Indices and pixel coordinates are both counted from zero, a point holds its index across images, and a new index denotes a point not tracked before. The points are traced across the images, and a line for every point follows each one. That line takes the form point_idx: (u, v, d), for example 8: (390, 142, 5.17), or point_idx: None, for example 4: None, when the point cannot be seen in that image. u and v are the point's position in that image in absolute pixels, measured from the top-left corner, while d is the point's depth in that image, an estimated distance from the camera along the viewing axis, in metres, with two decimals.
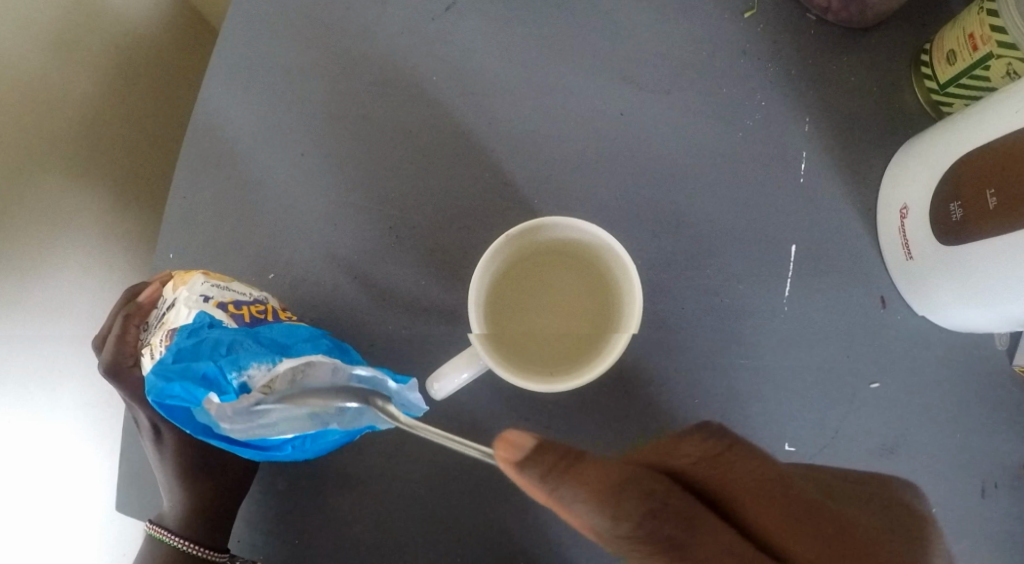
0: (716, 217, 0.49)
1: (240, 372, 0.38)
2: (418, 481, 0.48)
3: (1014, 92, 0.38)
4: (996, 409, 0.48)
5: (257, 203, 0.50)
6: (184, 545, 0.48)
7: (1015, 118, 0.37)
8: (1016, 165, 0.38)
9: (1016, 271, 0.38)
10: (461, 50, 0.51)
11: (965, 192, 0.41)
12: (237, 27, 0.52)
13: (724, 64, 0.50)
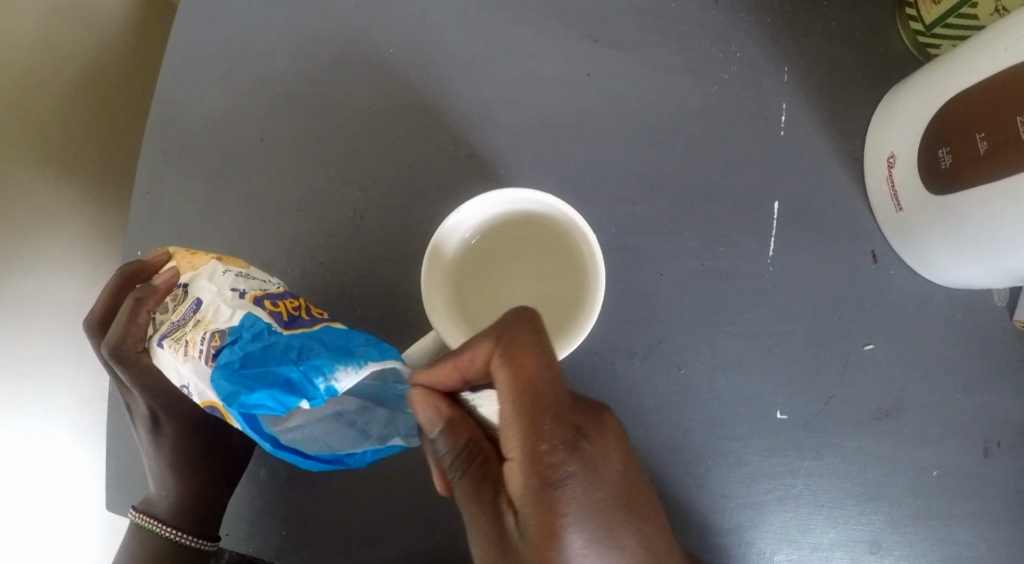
0: (695, 178, 0.46)
1: (326, 376, 0.35)
2: (398, 467, 0.47)
3: (1004, 28, 0.36)
4: (996, 365, 0.47)
5: (219, 190, 0.49)
6: (175, 537, 0.47)
7: (1005, 53, 0.35)
8: (1006, 104, 0.36)
9: (1012, 215, 0.37)
10: (423, 19, 0.49)
11: (953, 136, 0.39)
12: (192, 7, 0.50)
13: (695, 16, 0.48)
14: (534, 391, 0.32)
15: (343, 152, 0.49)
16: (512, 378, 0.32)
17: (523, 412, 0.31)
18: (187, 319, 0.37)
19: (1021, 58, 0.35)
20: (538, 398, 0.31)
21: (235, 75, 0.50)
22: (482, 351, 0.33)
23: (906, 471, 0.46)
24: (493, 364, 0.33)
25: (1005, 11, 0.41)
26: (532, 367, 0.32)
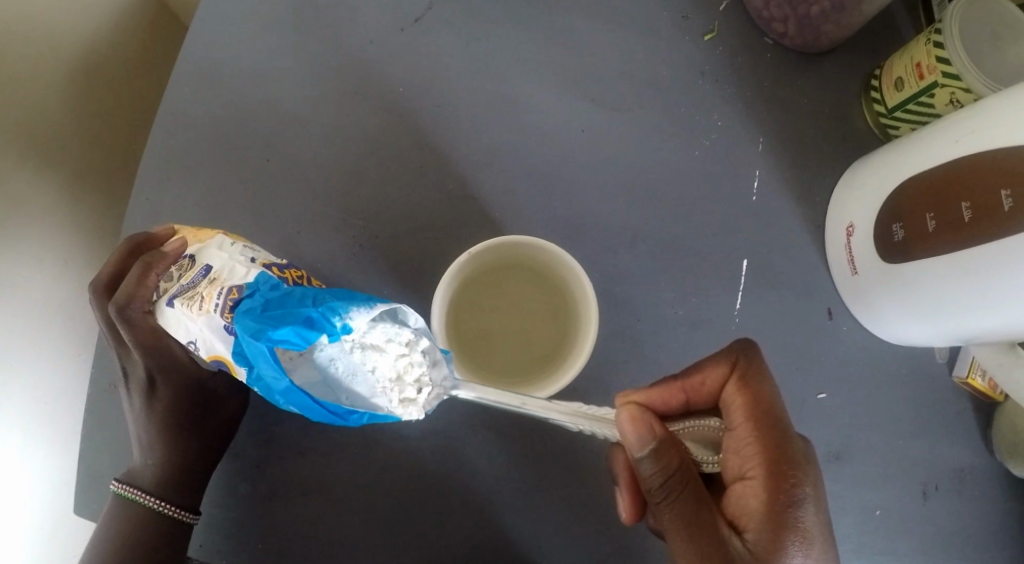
0: (675, 231, 0.51)
1: (343, 316, 0.37)
2: (384, 485, 0.50)
3: (951, 124, 0.41)
4: (933, 416, 0.52)
5: (222, 208, 0.51)
6: (157, 504, 0.48)
7: (953, 147, 0.40)
8: (950, 190, 0.41)
9: (955, 288, 0.41)
10: (434, 67, 0.53)
11: (906, 214, 0.44)
12: (211, 35, 0.53)
13: (682, 81, 0.52)
14: (767, 412, 0.40)
15: (347, 183, 0.51)
16: (751, 399, 0.40)
17: (762, 426, 0.39)
18: (205, 278, 0.41)
19: (967, 152, 0.39)
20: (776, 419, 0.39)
21: (251, 105, 0.53)
22: (719, 375, 0.41)
23: (851, 509, 0.50)
24: (731, 388, 0.41)
25: (959, 104, 0.45)
26: (767, 399, 0.40)
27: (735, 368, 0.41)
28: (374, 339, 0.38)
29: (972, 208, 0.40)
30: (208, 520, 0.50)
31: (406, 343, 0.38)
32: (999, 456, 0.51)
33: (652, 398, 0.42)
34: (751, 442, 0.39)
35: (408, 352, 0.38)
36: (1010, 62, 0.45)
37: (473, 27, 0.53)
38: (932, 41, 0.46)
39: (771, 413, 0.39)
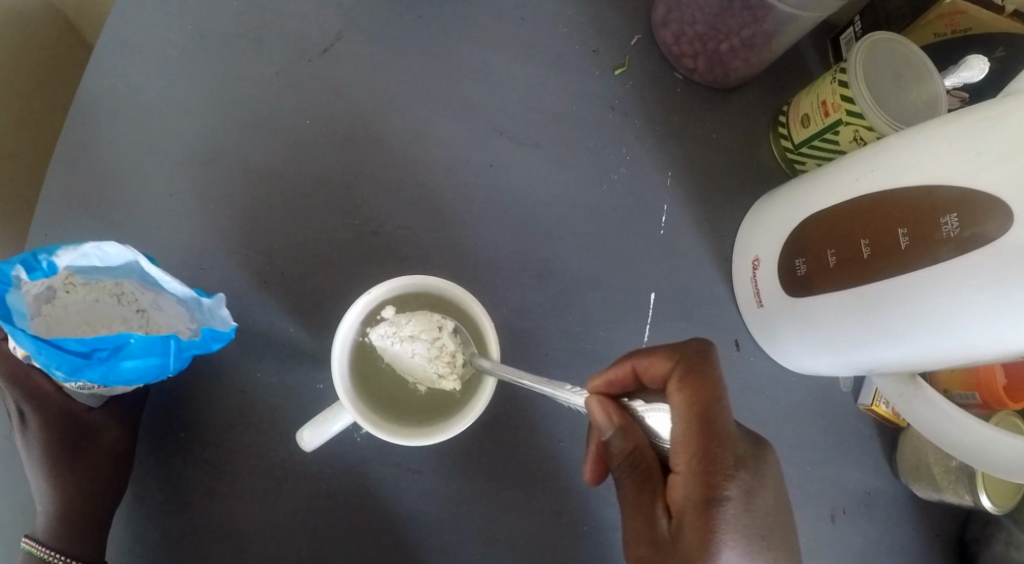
0: (586, 263, 0.51)
1: (50, 255, 0.42)
2: (290, 538, 0.46)
3: (853, 162, 0.41)
4: (840, 441, 0.53)
5: (119, 242, 0.49)
6: (53, 558, 0.43)
7: (854, 185, 0.41)
8: (848, 227, 0.42)
9: (856, 324, 0.42)
10: (345, 99, 0.52)
11: (807, 250, 0.45)
12: (109, 61, 0.51)
13: (592, 117, 0.54)
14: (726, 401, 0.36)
15: (254, 216, 0.50)
16: (692, 401, 0.36)
17: (720, 419, 0.36)
18: None
19: (865, 191, 0.40)
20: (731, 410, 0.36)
21: (154, 133, 0.51)
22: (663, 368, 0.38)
23: None
24: (671, 382, 0.37)
25: (862, 142, 0.46)
26: (711, 391, 0.36)
27: (678, 364, 0.37)
28: (410, 331, 0.43)
29: (870, 245, 0.40)
30: None
31: (437, 327, 0.43)
32: (902, 478, 0.53)
33: (611, 382, 0.40)
34: (677, 436, 0.36)
35: (440, 336, 0.43)
36: (910, 105, 0.46)
37: (384, 60, 0.53)
38: (837, 80, 0.47)
39: (723, 403, 0.36)
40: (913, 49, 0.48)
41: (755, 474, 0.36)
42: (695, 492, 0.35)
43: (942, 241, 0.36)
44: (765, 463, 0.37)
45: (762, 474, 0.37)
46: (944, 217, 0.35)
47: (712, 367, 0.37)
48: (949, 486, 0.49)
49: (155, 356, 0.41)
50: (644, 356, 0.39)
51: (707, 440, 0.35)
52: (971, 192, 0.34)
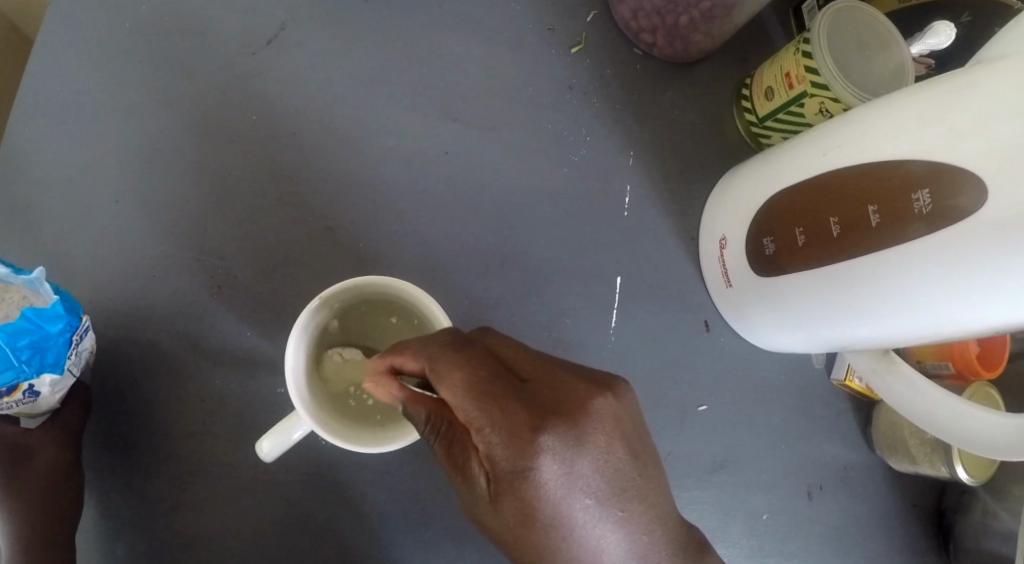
0: (550, 251, 0.50)
1: None
2: (259, 545, 0.45)
3: (823, 136, 0.41)
4: (814, 418, 0.52)
5: (63, 252, 0.47)
6: None
7: (824, 160, 0.40)
8: (818, 203, 0.41)
9: (828, 303, 0.41)
10: (291, 91, 0.50)
11: (776, 228, 0.44)
12: (41, 61, 0.49)
13: (551, 99, 0.52)
14: (488, 373, 0.32)
15: (202, 218, 0.48)
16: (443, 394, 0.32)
17: (483, 392, 0.31)
18: None
19: (836, 165, 0.39)
20: (497, 376, 0.32)
21: (93, 135, 0.49)
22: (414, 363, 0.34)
23: (739, 515, 0.51)
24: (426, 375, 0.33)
25: (828, 114, 0.45)
26: (465, 373, 0.31)
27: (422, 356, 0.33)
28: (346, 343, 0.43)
29: (840, 223, 0.39)
30: None
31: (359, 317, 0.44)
32: (878, 452, 0.52)
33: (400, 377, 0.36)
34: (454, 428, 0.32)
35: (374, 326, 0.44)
36: (877, 73, 0.46)
37: (330, 48, 0.51)
38: (801, 51, 0.46)
39: (483, 376, 0.31)
40: (875, 18, 0.47)
41: (551, 425, 0.31)
42: (506, 459, 0.30)
43: (914, 217, 0.35)
44: (576, 408, 0.32)
45: (569, 423, 0.31)
46: (915, 192, 0.34)
47: (458, 351, 0.33)
48: (924, 459, 0.49)
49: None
50: (402, 358, 0.34)
51: (478, 418, 0.31)
52: (943, 165, 0.33)
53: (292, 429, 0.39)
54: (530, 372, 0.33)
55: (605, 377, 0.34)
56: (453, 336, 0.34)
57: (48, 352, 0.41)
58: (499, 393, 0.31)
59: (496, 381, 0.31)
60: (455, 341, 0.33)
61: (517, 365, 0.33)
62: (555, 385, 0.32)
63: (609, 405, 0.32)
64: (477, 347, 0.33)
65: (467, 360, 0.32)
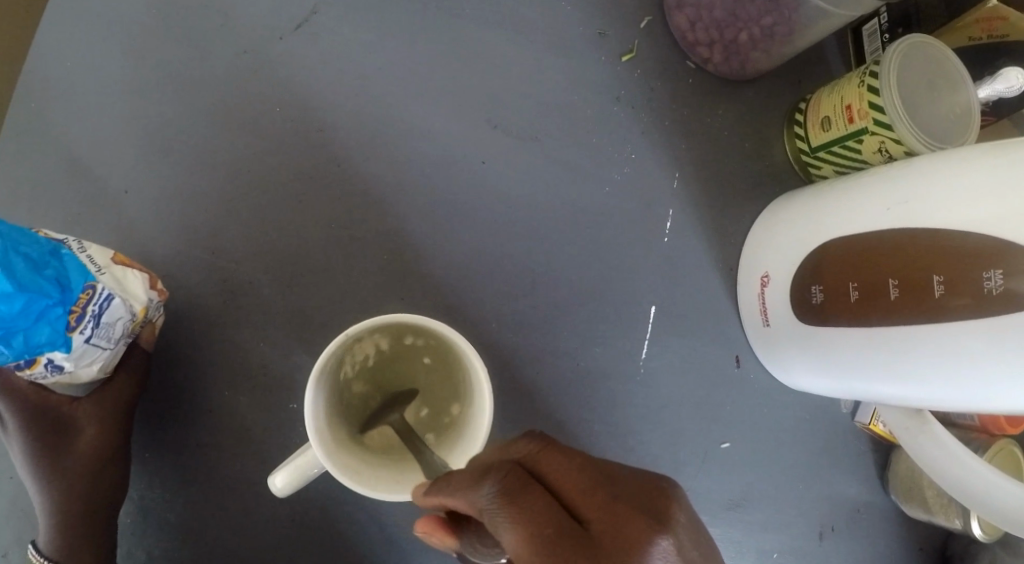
0: (582, 273, 0.49)
1: None
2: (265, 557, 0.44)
3: (884, 186, 0.39)
4: (836, 459, 0.51)
5: None
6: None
7: (886, 215, 0.38)
8: (876, 261, 0.39)
9: (874, 364, 0.40)
10: (322, 82, 0.47)
11: (825, 278, 0.42)
12: (53, 34, 0.45)
13: (595, 111, 0.49)
14: (554, 524, 0.24)
15: (221, 214, 0.46)
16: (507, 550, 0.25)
17: (551, 556, 0.23)
18: None
19: (900, 225, 0.37)
20: (564, 529, 0.24)
21: (110, 117, 0.45)
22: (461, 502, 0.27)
23: (752, 554, 0.50)
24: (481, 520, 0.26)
25: (888, 154, 0.43)
26: (519, 532, 0.24)
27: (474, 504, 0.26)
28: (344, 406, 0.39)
29: (899, 286, 0.38)
30: None
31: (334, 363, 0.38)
32: (892, 495, 0.52)
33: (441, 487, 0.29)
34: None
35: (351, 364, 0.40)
36: (943, 116, 0.43)
37: (366, 38, 0.47)
38: (866, 84, 0.43)
39: (544, 532, 0.24)
40: (948, 53, 0.44)
41: None
42: None
43: (982, 295, 0.34)
44: (644, 556, 0.24)
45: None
46: (986, 270, 0.33)
47: (518, 496, 0.25)
48: (940, 510, 0.49)
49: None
50: (455, 496, 0.27)
51: None
52: None
53: (309, 465, 0.37)
54: (589, 509, 0.26)
55: (660, 495, 0.27)
56: (507, 468, 0.26)
57: (38, 329, 0.36)
58: (565, 557, 0.23)
59: (561, 536, 0.24)
60: (509, 480, 0.26)
61: (570, 500, 0.26)
62: (628, 530, 0.24)
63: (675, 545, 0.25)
64: (534, 489, 0.25)
65: (521, 509, 0.25)
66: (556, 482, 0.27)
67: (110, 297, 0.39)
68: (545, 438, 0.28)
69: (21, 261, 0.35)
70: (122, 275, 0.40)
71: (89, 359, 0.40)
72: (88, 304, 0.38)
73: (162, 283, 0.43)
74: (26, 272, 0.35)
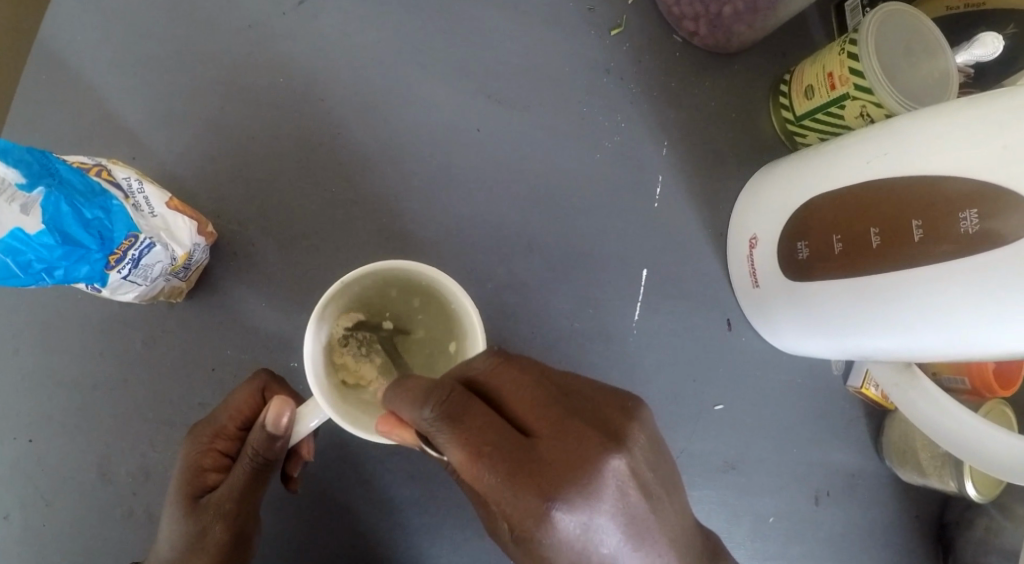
0: (575, 238, 0.50)
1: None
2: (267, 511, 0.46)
3: (865, 141, 0.40)
4: (829, 423, 0.52)
5: None
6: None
7: (867, 168, 0.39)
8: (859, 212, 0.40)
9: (860, 312, 0.41)
10: (325, 59, 0.50)
11: (811, 233, 0.43)
12: (68, 9, 0.48)
13: (585, 82, 0.51)
14: (495, 438, 0.30)
15: (228, 180, 0.48)
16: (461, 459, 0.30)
17: (489, 465, 0.29)
18: (117, 173, 0.39)
19: (880, 177, 0.39)
20: (508, 442, 0.30)
21: (123, 90, 0.48)
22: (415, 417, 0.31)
23: (747, 517, 0.50)
24: (435, 436, 0.31)
25: (869, 118, 0.44)
26: (466, 446, 0.30)
27: (434, 419, 0.30)
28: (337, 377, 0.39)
29: (881, 235, 0.39)
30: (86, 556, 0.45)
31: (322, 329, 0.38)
32: (887, 461, 0.52)
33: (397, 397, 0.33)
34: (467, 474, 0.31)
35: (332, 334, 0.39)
36: (922, 80, 0.44)
37: (366, 16, 0.50)
38: (846, 51, 0.45)
39: (484, 448, 0.30)
40: (924, 20, 0.46)
41: (575, 502, 0.30)
42: (521, 523, 0.30)
43: (960, 236, 0.35)
44: (587, 465, 0.30)
45: (581, 486, 0.30)
46: (963, 211, 0.34)
47: (460, 418, 0.30)
48: (934, 472, 0.49)
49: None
50: (401, 409, 0.32)
51: (490, 485, 0.30)
52: (998, 187, 0.33)
53: (308, 417, 0.38)
54: (537, 425, 0.32)
55: (614, 417, 0.33)
56: (453, 390, 0.31)
57: (77, 266, 0.35)
58: (507, 465, 0.29)
59: (505, 446, 0.30)
60: (453, 401, 0.31)
61: (517, 415, 0.32)
62: (564, 440, 0.31)
63: (626, 461, 0.31)
64: (478, 407, 0.31)
65: (466, 428, 0.30)
66: (505, 397, 0.32)
67: (151, 245, 0.39)
68: (504, 355, 0.34)
69: (74, 208, 0.34)
70: (172, 219, 0.41)
71: (124, 293, 0.40)
72: (129, 249, 0.37)
73: (209, 228, 0.45)
74: (74, 221, 0.34)
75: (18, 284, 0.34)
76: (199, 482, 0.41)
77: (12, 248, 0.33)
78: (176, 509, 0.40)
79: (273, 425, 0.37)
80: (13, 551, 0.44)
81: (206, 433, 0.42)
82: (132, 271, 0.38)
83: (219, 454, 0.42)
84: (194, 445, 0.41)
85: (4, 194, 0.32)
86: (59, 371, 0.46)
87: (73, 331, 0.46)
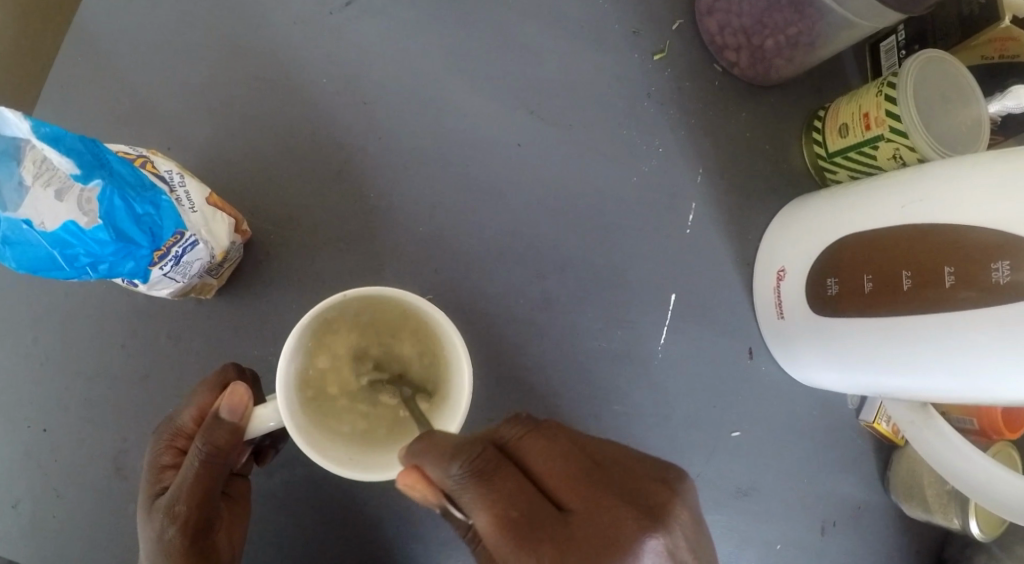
0: (604, 257, 0.51)
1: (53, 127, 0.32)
2: (285, 507, 0.47)
3: (900, 184, 0.40)
4: (839, 455, 0.53)
5: None
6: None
7: (900, 212, 0.40)
8: (890, 253, 0.41)
9: (885, 352, 0.41)
10: (369, 63, 0.50)
11: (841, 271, 0.44)
12: None
13: (624, 104, 0.52)
14: (518, 503, 0.30)
15: (265, 176, 0.48)
16: (488, 514, 0.30)
17: (515, 532, 0.29)
18: (166, 170, 0.39)
19: (915, 222, 0.39)
20: (532, 510, 0.30)
21: (164, 80, 0.47)
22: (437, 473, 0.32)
23: (755, 544, 0.51)
24: (460, 492, 0.31)
25: (902, 161, 0.45)
26: (490, 506, 0.30)
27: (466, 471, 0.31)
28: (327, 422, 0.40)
29: (911, 277, 0.40)
30: (95, 547, 0.44)
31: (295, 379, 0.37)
32: (892, 495, 0.53)
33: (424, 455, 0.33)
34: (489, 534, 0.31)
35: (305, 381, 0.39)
36: (955, 127, 0.45)
37: (413, 24, 0.50)
38: (884, 94, 0.46)
39: (508, 512, 0.30)
40: (961, 69, 0.47)
41: None
42: None
43: (990, 285, 0.36)
44: (624, 544, 0.30)
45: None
46: (994, 261, 0.35)
47: (489, 477, 0.31)
48: (938, 508, 0.49)
49: (37, 252, 0.32)
50: (424, 464, 0.32)
51: (508, 555, 0.29)
52: None
53: (266, 417, 0.37)
54: (571, 497, 0.31)
55: (660, 493, 0.32)
56: (483, 450, 0.32)
57: (122, 262, 0.35)
58: (531, 534, 0.29)
59: (519, 506, 0.30)
60: (483, 458, 0.31)
61: (550, 486, 0.32)
62: (596, 512, 0.30)
63: (664, 542, 0.30)
64: (507, 472, 0.31)
65: (495, 488, 0.30)
66: (531, 462, 0.33)
67: (194, 243, 0.38)
68: (536, 424, 0.34)
69: (127, 203, 0.34)
70: (210, 214, 0.40)
71: (160, 287, 0.40)
72: (173, 246, 0.37)
73: (244, 226, 0.45)
74: (126, 216, 0.34)
75: (63, 276, 0.34)
76: (159, 482, 0.40)
77: (61, 241, 0.32)
78: (144, 510, 0.40)
79: (227, 414, 0.37)
80: (20, 539, 0.44)
81: (167, 431, 0.41)
82: (172, 265, 0.38)
83: (179, 452, 0.41)
84: (156, 444, 0.41)
85: (43, 178, 0.33)
86: (80, 361, 0.45)
87: (97, 320, 0.46)
